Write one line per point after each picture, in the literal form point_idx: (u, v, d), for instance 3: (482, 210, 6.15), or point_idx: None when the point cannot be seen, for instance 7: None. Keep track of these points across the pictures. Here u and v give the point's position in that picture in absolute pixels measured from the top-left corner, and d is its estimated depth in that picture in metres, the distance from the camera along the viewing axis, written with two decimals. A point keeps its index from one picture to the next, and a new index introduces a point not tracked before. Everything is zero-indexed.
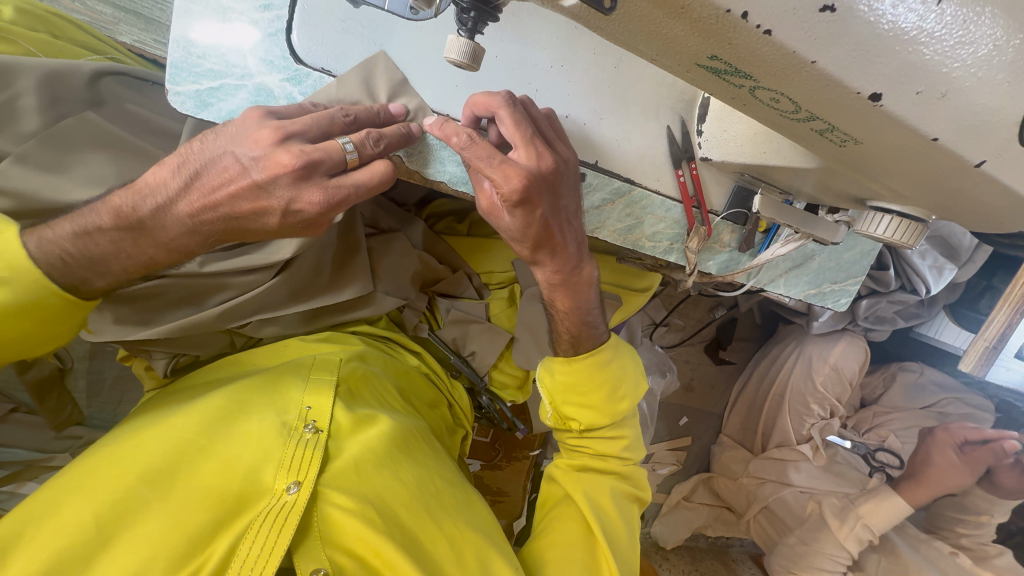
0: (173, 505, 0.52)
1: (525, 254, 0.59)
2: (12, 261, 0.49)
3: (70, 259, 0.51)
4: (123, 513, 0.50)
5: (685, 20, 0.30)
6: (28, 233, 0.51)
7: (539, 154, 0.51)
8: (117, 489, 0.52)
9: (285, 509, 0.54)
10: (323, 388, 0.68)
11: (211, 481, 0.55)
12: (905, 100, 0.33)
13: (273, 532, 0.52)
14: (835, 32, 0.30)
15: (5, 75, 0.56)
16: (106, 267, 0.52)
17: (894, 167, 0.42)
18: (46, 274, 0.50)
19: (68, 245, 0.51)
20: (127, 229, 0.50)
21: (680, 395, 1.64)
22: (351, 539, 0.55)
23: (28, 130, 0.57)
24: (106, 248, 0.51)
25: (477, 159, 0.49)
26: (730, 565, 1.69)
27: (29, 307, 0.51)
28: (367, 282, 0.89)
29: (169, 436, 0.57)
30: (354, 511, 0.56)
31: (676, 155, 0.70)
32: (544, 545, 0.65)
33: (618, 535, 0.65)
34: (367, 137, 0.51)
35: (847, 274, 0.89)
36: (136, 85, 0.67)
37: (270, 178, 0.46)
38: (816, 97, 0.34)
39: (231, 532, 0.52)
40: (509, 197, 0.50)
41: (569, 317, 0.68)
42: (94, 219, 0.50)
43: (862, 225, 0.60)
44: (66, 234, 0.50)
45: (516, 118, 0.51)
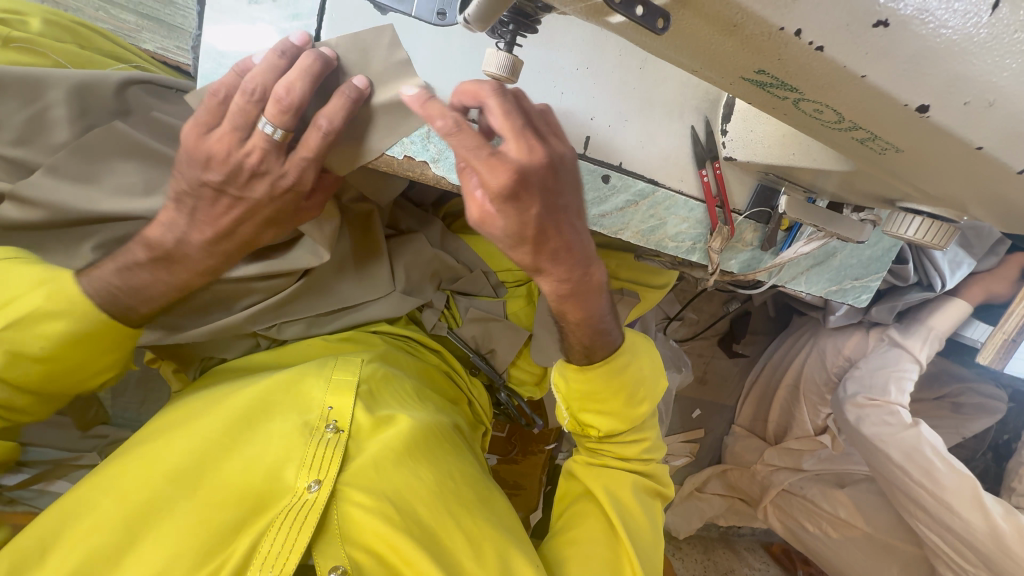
0: (198, 504, 0.54)
1: (525, 263, 0.55)
2: (70, 296, 0.55)
3: (116, 290, 0.57)
4: (151, 513, 0.52)
5: (734, 36, 0.29)
6: (80, 274, 0.57)
7: (531, 148, 0.47)
8: (147, 490, 0.54)
9: (306, 507, 0.56)
10: (345, 386, 0.69)
11: (236, 482, 0.56)
12: (951, 111, 0.33)
13: (292, 531, 0.53)
14: (887, 46, 0.30)
15: (35, 87, 0.56)
16: (148, 294, 0.58)
17: (933, 172, 0.41)
18: (96, 303, 0.56)
19: (113, 279, 0.57)
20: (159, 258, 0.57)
21: (693, 388, 1.65)
22: (369, 535, 0.57)
23: (58, 141, 0.59)
24: (143, 277, 0.57)
25: (465, 149, 0.45)
26: (740, 553, 1.71)
27: (79, 336, 0.56)
28: (388, 279, 0.91)
29: (196, 436, 0.59)
30: (373, 510, 0.58)
31: (700, 155, 0.70)
32: (565, 540, 0.66)
33: (639, 530, 0.66)
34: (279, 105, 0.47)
35: (868, 270, 0.89)
36: (160, 92, 0.66)
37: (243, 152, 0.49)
38: (860, 109, 0.34)
39: (253, 530, 0.54)
40: (497, 193, 0.46)
41: (580, 328, 0.65)
42: (130, 256, 0.57)
43: (890, 225, 0.60)
44: (104, 271, 0.56)
45: (506, 108, 0.47)
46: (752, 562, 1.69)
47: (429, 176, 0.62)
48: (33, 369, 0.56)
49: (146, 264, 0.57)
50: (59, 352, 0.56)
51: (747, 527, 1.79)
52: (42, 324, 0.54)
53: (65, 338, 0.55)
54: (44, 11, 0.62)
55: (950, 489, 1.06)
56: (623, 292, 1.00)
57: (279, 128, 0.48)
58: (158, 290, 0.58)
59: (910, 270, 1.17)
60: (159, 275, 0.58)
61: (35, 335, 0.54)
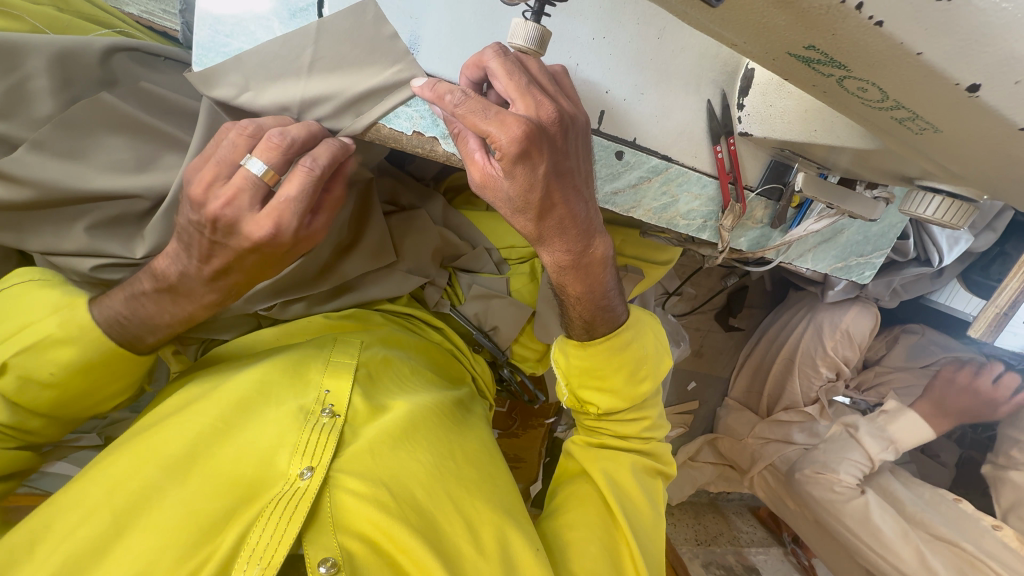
0: (188, 491, 0.52)
1: (528, 231, 0.53)
2: (78, 322, 0.54)
3: (125, 320, 0.55)
4: (142, 503, 0.51)
5: (790, 10, 0.28)
6: (93, 301, 0.56)
7: (539, 105, 0.46)
8: (138, 480, 0.52)
9: (297, 493, 0.54)
10: (343, 371, 0.69)
11: (226, 470, 0.55)
12: (1001, 92, 0.31)
13: (283, 519, 0.51)
14: (945, 22, 0.28)
15: (13, 56, 0.52)
16: (156, 325, 0.56)
17: (970, 153, 0.40)
18: (107, 332, 0.54)
19: (122, 308, 0.55)
20: (165, 290, 0.54)
21: (690, 360, 1.67)
22: (363, 523, 0.55)
23: (42, 114, 0.55)
24: (150, 308, 0.55)
25: (471, 114, 0.44)
26: (729, 518, 1.78)
27: (88, 363, 0.54)
28: (388, 252, 0.89)
29: (188, 425, 0.58)
30: (367, 497, 0.56)
31: (715, 130, 0.68)
32: (564, 525, 0.65)
33: (640, 512, 0.66)
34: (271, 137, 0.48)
35: (873, 246, 0.88)
36: (149, 61, 0.62)
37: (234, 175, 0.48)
38: (908, 87, 0.33)
39: (242, 520, 0.52)
40: (509, 151, 0.44)
41: (582, 303, 0.64)
42: (137, 284, 0.55)
43: (908, 204, 0.59)
44: (119, 299, 0.55)
45: (509, 69, 0.46)
46: (740, 526, 1.77)
47: (440, 152, 0.60)
48: (41, 396, 0.55)
49: (151, 295, 0.54)
50: (69, 379, 0.54)
51: (735, 493, 1.86)
52: (55, 349, 0.53)
53: (70, 364, 0.54)
54: None
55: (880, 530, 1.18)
56: (627, 269, 0.99)
57: (265, 165, 0.48)
58: (166, 320, 0.55)
59: (910, 246, 1.17)
60: (164, 306, 0.55)
61: (46, 362, 0.53)
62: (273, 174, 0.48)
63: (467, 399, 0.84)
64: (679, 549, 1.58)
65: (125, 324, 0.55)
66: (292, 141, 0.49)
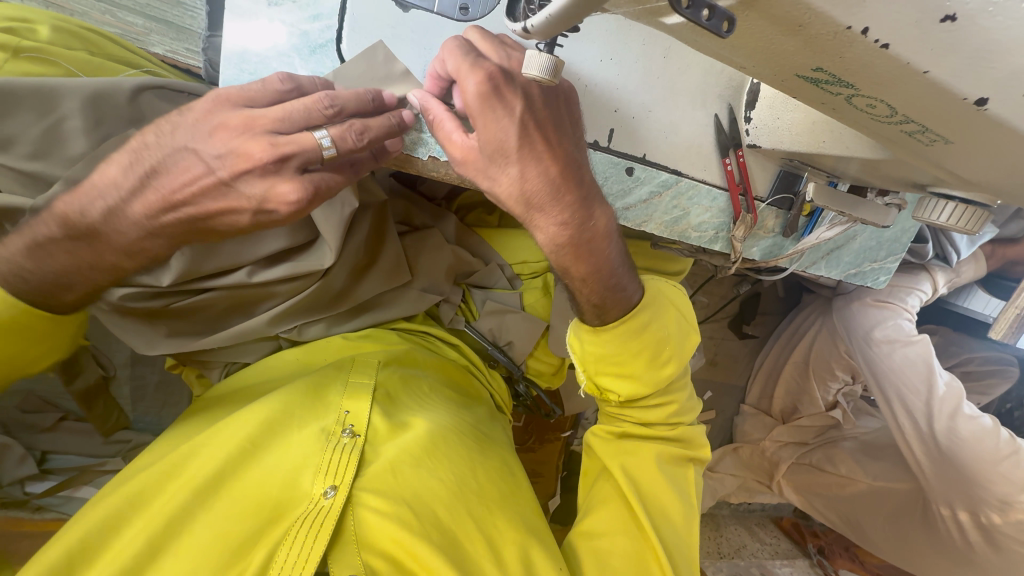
0: (216, 515, 0.54)
1: (514, 198, 0.52)
2: None
3: (28, 273, 0.53)
4: (174, 527, 0.53)
5: (798, 35, 0.29)
6: None
7: (505, 58, 0.53)
8: (170, 503, 0.54)
9: (321, 514, 0.55)
10: (362, 391, 0.70)
11: (252, 491, 0.56)
12: (1012, 103, 0.32)
13: (308, 537, 0.53)
14: (952, 42, 0.29)
15: (49, 99, 0.55)
16: (66, 279, 0.54)
17: (980, 162, 0.40)
18: (12, 292, 0.53)
19: (24, 260, 0.52)
20: (78, 236, 0.51)
21: (705, 369, 1.65)
22: (384, 541, 0.56)
23: (76, 152, 0.57)
24: (61, 259, 0.52)
25: (451, 52, 0.51)
26: (752, 528, 1.75)
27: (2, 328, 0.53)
28: (404, 272, 0.91)
29: (213, 449, 0.59)
30: (389, 514, 0.57)
31: (723, 143, 0.69)
32: (587, 529, 0.66)
33: (668, 508, 0.65)
34: (348, 130, 0.49)
35: (887, 251, 0.88)
36: (172, 96, 0.62)
37: (235, 171, 0.48)
38: (918, 102, 0.33)
39: (269, 539, 0.53)
40: (478, 85, 0.49)
41: (589, 283, 0.60)
42: (43, 229, 0.51)
43: (920, 211, 0.59)
44: (21, 250, 0.52)
45: (483, 36, 0.54)
46: (764, 537, 1.73)
47: (455, 175, 0.62)
48: None
49: (63, 243, 0.52)
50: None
51: (756, 503, 1.82)
52: None
53: None
54: (51, 17, 0.61)
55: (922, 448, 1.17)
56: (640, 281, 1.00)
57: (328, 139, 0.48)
58: (81, 275, 0.54)
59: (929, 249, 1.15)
60: (78, 256, 0.53)
61: None
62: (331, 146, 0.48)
63: (486, 416, 0.84)
64: (702, 562, 1.55)
65: (32, 279, 0.53)
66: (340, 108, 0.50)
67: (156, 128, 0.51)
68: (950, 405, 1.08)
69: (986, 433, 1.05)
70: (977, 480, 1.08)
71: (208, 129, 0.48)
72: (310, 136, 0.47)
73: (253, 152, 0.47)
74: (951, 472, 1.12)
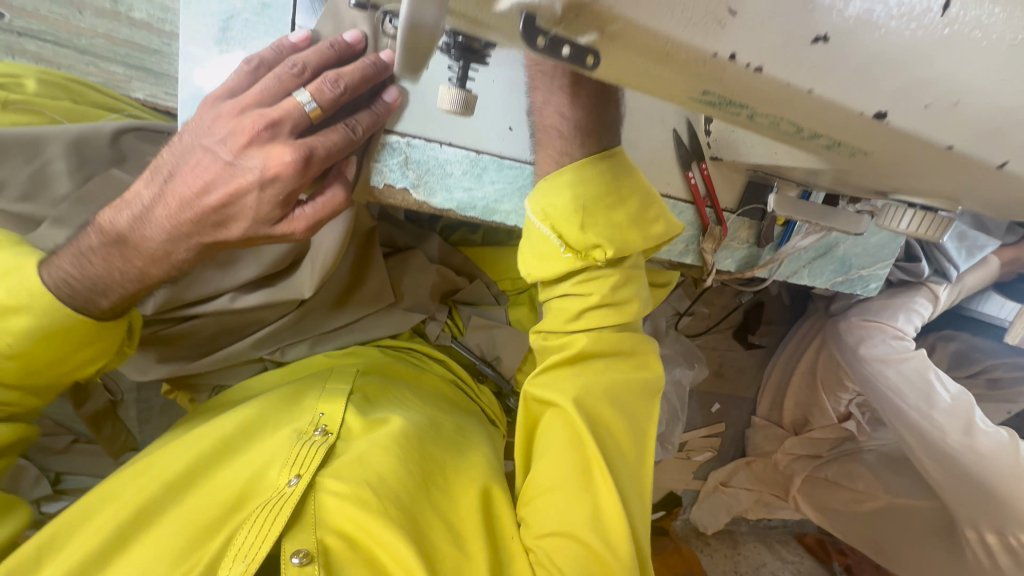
0: (185, 508, 0.56)
1: None
2: (30, 288, 0.53)
3: (75, 281, 0.55)
4: (144, 516, 0.55)
5: (672, 64, 0.29)
6: (44, 263, 0.55)
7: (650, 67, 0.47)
8: (142, 495, 0.56)
9: (283, 498, 0.56)
10: (338, 394, 0.72)
11: (222, 486, 0.58)
12: (912, 115, 0.32)
13: (268, 519, 0.53)
14: (828, 61, 0.29)
15: (34, 146, 0.60)
16: (105, 287, 0.55)
17: (912, 170, 0.40)
18: (60, 297, 0.54)
19: (71, 268, 0.55)
20: (113, 243, 0.54)
21: (710, 381, 1.58)
22: (343, 521, 0.56)
23: (59, 193, 0.61)
24: (99, 266, 0.54)
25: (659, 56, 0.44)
26: (773, 546, 1.68)
27: (49, 332, 0.55)
28: (387, 294, 0.93)
29: (189, 449, 0.62)
30: (349, 496, 0.56)
31: (684, 157, 0.69)
32: (538, 499, 0.60)
33: (616, 444, 0.59)
34: (325, 81, 0.50)
35: (874, 258, 0.86)
36: (154, 137, 0.71)
37: (238, 151, 0.49)
38: (817, 119, 0.33)
39: (232, 525, 0.55)
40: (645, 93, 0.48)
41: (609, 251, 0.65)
42: (83, 242, 0.55)
43: (883, 219, 0.57)
44: (70, 262, 0.55)
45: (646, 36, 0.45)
46: (786, 554, 1.66)
47: (410, 202, 0.64)
48: (8, 365, 0.56)
49: (100, 250, 0.54)
50: (30, 348, 0.56)
51: (777, 518, 1.74)
52: (9, 319, 0.54)
53: (28, 334, 0.55)
54: (39, 73, 0.68)
55: (944, 468, 1.06)
56: None
57: (313, 102, 0.50)
58: (117, 281, 0.55)
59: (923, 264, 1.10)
60: (113, 262, 0.55)
61: (3, 332, 0.54)
62: (317, 111, 0.50)
63: (470, 422, 0.83)
64: None
65: (76, 285, 0.55)
66: (304, 68, 0.51)
67: (172, 142, 0.55)
68: (963, 420, 1.00)
69: (1003, 448, 0.96)
70: (992, 494, 0.99)
71: (211, 124, 0.51)
72: (292, 98, 0.49)
73: (245, 125, 0.49)
74: (967, 487, 1.03)
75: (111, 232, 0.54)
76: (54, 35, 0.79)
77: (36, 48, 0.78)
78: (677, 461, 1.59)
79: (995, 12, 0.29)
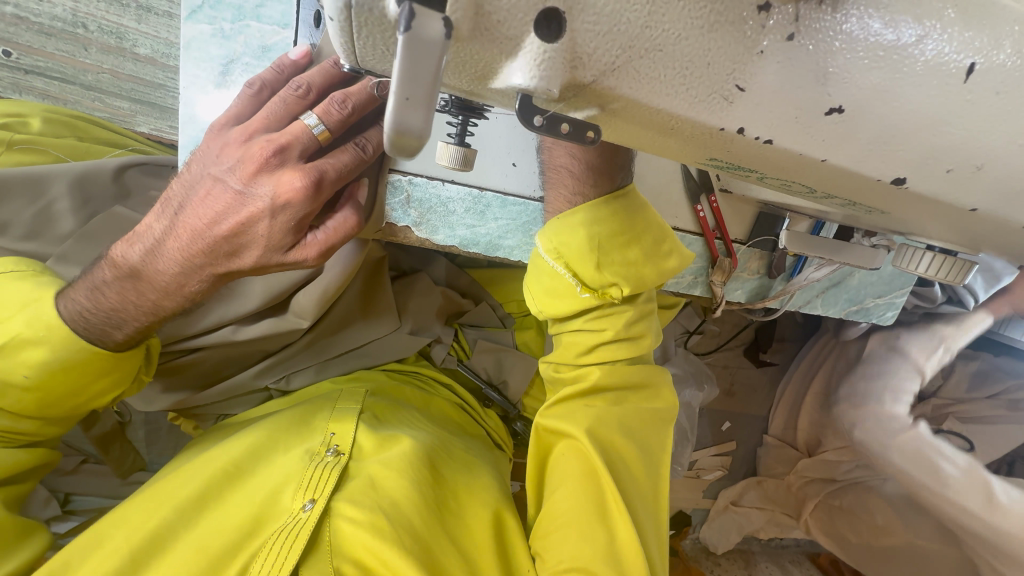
0: (197, 532, 0.55)
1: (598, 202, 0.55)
2: (46, 321, 0.53)
3: (90, 314, 0.54)
4: (155, 544, 0.54)
5: (675, 137, 0.29)
6: (61, 296, 0.55)
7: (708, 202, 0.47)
8: (153, 521, 0.55)
9: (299, 525, 0.55)
10: (347, 414, 0.71)
11: (234, 510, 0.57)
12: (933, 180, 0.30)
13: (284, 549, 0.52)
14: (846, 131, 0.28)
15: (39, 185, 0.61)
16: (120, 317, 0.54)
17: (934, 224, 0.38)
18: (74, 328, 0.54)
19: (85, 301, 0.54)
20: (125, 276, 0.53)
21: (721, 400, 1.54)
22: (358, 548, 0.54)
23: (64, 231, 0.61)
24: (113, 297, 0.53)
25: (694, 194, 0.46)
26: (786, 566, 1.65)
27: (60, 364, 0.54)
28: (394, 318, 0.92)
29: (202, 471, 0.61)
30: (362, 522, 0.55)
31: (693, 190, 0.67)
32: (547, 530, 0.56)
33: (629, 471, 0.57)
34: (331, 101, 0.47)
35: (891, 286, 0.83)
36: (157, 171, 0.71)
37: (248, 178, 0.47)
38: (832, 183, 0.32)
39: (246, 552, 0.53)
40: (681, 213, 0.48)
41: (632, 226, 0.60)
42: (98, 275, 0.54)
43: (899, 260, 0.55)
44: (83, 295, 0.54)
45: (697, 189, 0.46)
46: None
47: (413, 238, 0.64)
48: (25, 397, 0.56)
49: (114, 283, 0.53)
50: (46, 380, 0.55)
51: (789, 538, 1.70)
52: (22, 352, 0.54)
53: (43, 366, 0.54)
54: (44, 111, 0.69)
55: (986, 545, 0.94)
56: None
57: (321, 124, 0.47)
58: (132, 312, 0.54)
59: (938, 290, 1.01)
60: (127, 296, 0.54)
61: (17, 365, 0.54)
62: (325, 134, 0.47)
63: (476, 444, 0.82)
64: None
65: (92, 318, 0.54)
66: (308, 90, 0.49)
67: (182, 172, 0.53)
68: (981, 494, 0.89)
69: None
70: None
71: (218, 152, 0.49)
72: (299, 121, 0.47)
73: (253, 152, 0.47)
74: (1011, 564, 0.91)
75: (126, 266, 0.53)
76: (61, 71, 0.82)
77: (44, 86, 0.83)
78: (687, 480, 1.55)
79: (1021, 74, 0.27)
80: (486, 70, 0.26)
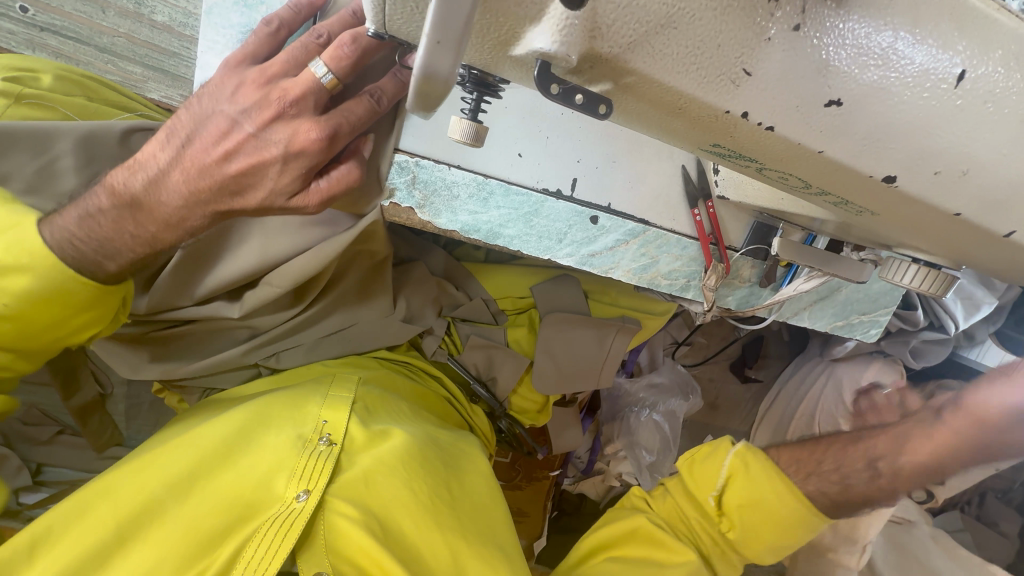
0: (190, 509, 0.55)
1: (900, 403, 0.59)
2: (27, 249, 0.51)
3: (80, 243, 0.53)
4: (148, 516, 0.54)
5: (684, 118, 0.31)
6: (45, 222, 0.53)
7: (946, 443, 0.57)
8: (143, 494, 0.55)
9: (292, 517, 0.54)
10: (342, 403, 0.68)
11: (226, 490, 0.57)
12: (922, 181, 0.31)
13: (276, 538, 0.53)
14: (841, 125, 0.29)
15: (44, 140, 0.60)
16: (115, 249, 0.54)
17: (916, 230, 0.39)
18: (61, 257, 0.52)
19: (75, 229, 0.53)
20: (125, 206, 0.53)
21: (704, 413, 1.54)
22: (355, 548, 0.55)
23: (65, 188, 0.61)
24: (107, 227, 0.53)
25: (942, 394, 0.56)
26: None
27: (48, 294, 0.53)
28: (390, 304, 0.92)
29: (194, 447, 0.60)
30: (359, 522, 0.56)
31: (692, 193, 0.69)
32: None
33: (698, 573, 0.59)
34: (341, 47, 0.47)
35: (876, 304, 0.85)
36: None
37: (262, 125, 0.49)
38: (829, 179, 0.34)
39: (240, 536, 0.54)
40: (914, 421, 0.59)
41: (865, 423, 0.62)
42: (92, 203, 0.53)
43: (886, 271, 0.56)
44: (73, 220, 0.53)
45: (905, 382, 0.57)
46: None
47: (416, 220, 0.65)
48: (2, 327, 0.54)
49: (111, 212, 0.53)
50: (26, 310, 0.53)
51: None
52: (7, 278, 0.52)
53: (27, 296, 0.52)
54: (56, 68, 0.70)
55: None
56: (623, 319, 1.03)
57: (330, 72, 0.47)
58: (126, 244, 0.54)
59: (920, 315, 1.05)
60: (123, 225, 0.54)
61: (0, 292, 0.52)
62: (333, 81, 0.48)
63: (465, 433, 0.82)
64: None
65: (80, 248, 0.53)
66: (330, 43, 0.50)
67: (187, 105, 0.54)
68: None
69: None
70: None
71: (233, 91, 0.50)
72: (310, 70, 0.48)
73: (272, 98, 0.49)
74: None
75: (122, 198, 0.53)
76: (76, 32, 0.83)
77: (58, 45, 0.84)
78: None
79: (1006, 86, 0.29)
80: (509, 35, 0.28)
